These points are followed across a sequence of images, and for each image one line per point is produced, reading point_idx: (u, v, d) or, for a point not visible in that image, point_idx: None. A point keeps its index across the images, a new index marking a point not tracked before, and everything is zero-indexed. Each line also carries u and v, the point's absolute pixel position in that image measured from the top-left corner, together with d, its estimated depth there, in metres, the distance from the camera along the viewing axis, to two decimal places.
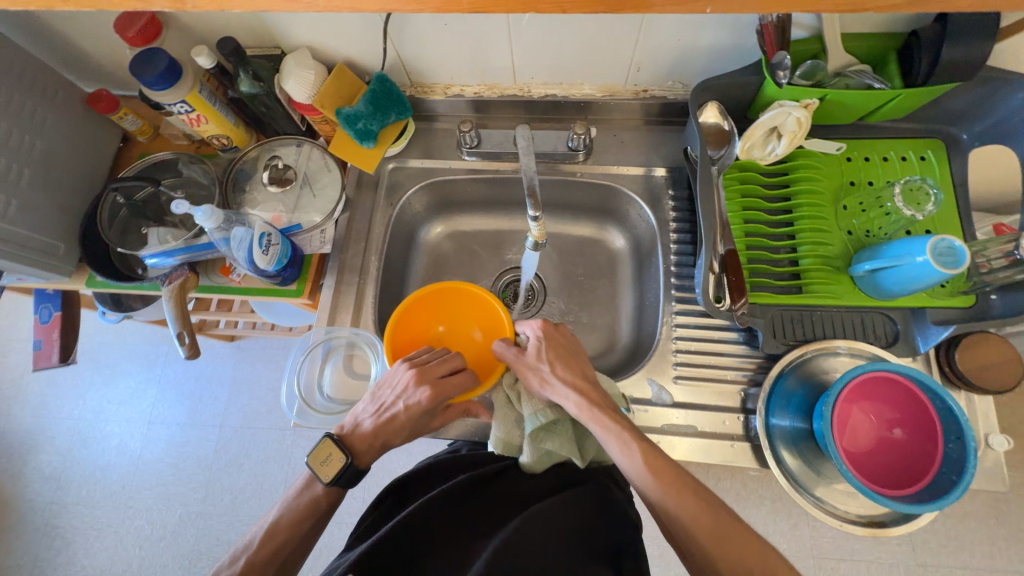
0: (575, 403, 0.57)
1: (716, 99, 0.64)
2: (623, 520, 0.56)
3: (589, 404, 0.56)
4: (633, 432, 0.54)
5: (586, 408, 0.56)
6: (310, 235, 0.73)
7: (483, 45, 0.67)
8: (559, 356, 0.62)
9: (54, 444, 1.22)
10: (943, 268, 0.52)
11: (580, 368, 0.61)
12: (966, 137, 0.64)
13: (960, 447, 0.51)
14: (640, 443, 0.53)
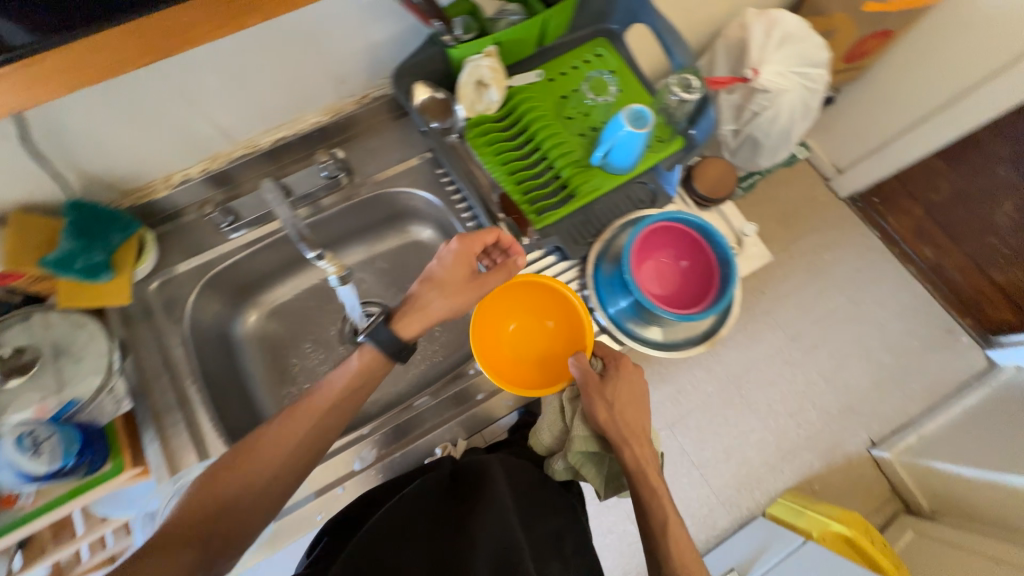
0: (627, 450, 0.63)
1: (420, 78, 0.68)
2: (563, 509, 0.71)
3: (632, 441, 0.64)
4: (652, 460, 0.66)
5: (631, 443, 0.64)
6: (97, 401, 0.61)
7: (169, 121, 0.63)
8: (625, 399, 0.66)
9: None
10: (640, 130, 0.64)
11: (627, 401, 0.66)
12: (617, 27, 0.78)
13: (718, 247, 0.67)
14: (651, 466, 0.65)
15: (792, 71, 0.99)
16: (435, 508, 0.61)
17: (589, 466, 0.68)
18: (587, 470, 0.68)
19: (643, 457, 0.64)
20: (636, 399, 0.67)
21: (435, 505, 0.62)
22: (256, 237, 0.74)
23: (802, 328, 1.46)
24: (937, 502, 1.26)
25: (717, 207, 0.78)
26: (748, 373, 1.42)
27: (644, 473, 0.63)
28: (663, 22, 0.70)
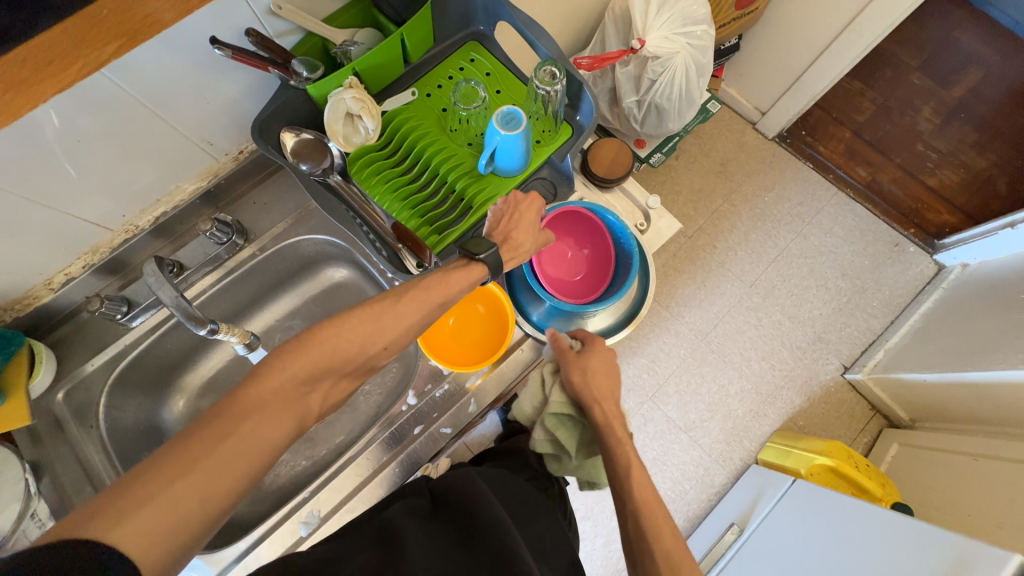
0: (597, 409, 0.60)
1: (284, 124, 0.66)
2: (543, 515, 0.62)
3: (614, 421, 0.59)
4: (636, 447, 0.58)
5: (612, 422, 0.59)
6: (19, 531, 0.58)
7: (28, 228, 0.59)
8: (597, 367, 0.63)
9: None
10: (514, 130, 0.63)
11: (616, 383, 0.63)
12: (485, 27, 0.76)
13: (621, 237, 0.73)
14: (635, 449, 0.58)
15: (677, 33, 0.98)
16: (433, 523, 0.54)
17: (564, 431, 0.64)
18: (563, 436, 0.64)
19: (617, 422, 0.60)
20: (607, 366, 0.64)
21: (431, 522, 0.54)
22: (159, 321, 0.72)
23: (757, 273, 1.47)
24: (913, 411, 1.29)
25: (619, 185, 0.77)
26: (715, 328, 1.43)
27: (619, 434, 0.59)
28: (521, 16, 0.69)
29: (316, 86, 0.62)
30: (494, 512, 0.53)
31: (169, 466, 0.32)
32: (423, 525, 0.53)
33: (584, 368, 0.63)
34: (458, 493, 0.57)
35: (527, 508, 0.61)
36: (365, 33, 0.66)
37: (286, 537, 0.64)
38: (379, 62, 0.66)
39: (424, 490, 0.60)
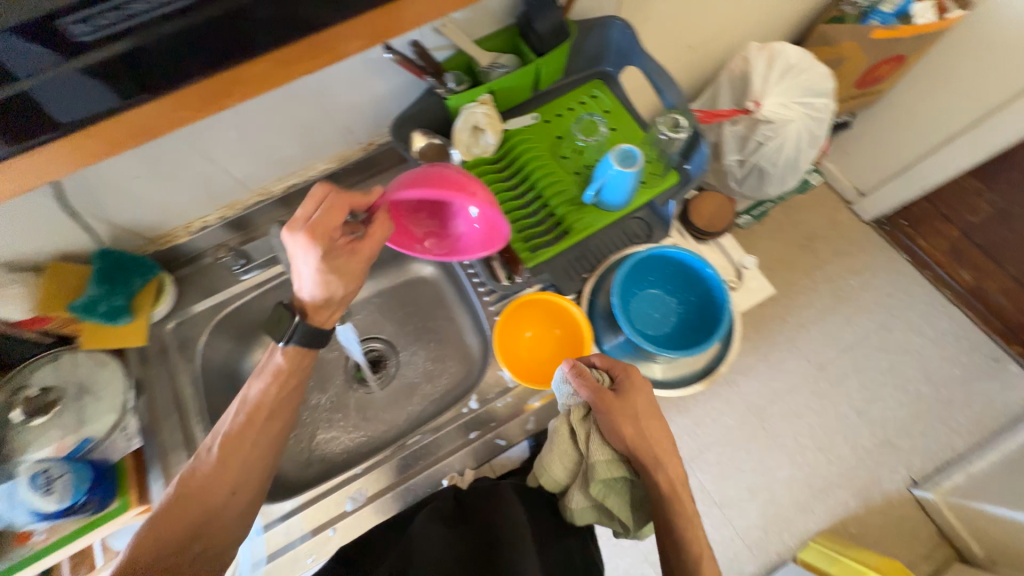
0: (657, 469, 0.57)
1: (418, 126, 0.71)
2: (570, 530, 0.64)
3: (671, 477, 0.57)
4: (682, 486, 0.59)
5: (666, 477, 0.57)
6: (110, 440, 0.64)
7: (192, 176, 0.68)
8: (643, 415, 0.59)
9: None
10: (629, 168, 0.64)
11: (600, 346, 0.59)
12: (613, 69, 0.80)
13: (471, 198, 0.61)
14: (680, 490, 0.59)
15: (796, 102, 0.99)
16: (459, 529, 0.57)
17: (614, 496, 0.58)
18: (612, 503, 0.58)
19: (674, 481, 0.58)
20: (651, 410, 0.60)
21: (457, 529, 0.56)
22: (265, 279, 0.79)
23: (828, 357, 1.38)
24: (991, 551, 1.13)
25: (715, 239, 0.76)
26: (771, 406, 1.34)
27: (679, 499, 0.57)
28: (653, 64, 0.71)
29: (454, 99, 0.68)
30: (515, 531, 0.55)
31: (228, 496, 0.55)
32: (448, 532, 0.56)
33: (635, 417, 0.58)
34: (479, 507, 0.59)
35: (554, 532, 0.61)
36: (506, 57, 0.71)
37: (330, 507, 0.66)
38: (514, 85, 0.71)
39: (453, 495, 0.63)
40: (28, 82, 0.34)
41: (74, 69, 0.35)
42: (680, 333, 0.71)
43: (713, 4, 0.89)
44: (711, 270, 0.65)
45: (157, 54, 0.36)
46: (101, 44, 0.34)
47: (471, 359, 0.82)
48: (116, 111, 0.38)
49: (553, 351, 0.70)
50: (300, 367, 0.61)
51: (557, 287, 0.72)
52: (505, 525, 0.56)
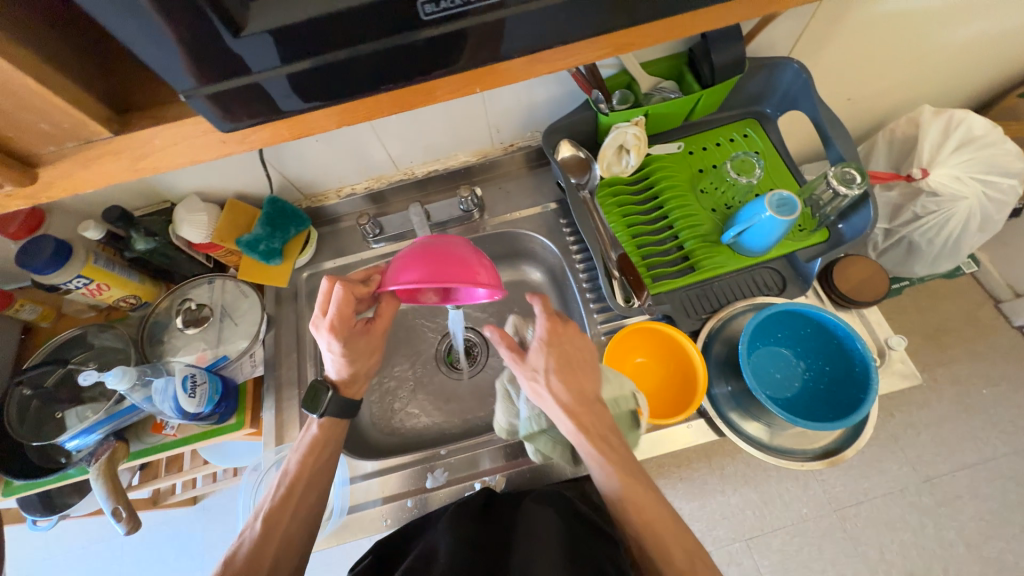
0: (569, 416, 0.54)
1: (566, 136, 0.73)
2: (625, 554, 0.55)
3: (579, 431, 0.53)
4: (619, 457, 0.53)
5: (575, 434, 0.54)
6: (239, 362, 0.72)
7: (358, 148, 0.74)
8: (560, 364, 0.57)
9: None
10: (782, 217, 0.61)
11: (582, 380, 0.56)
12: (771, 110, 0.77)
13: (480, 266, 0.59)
14: (621, 470, 0.51)
15: (973, 178, 0.88)
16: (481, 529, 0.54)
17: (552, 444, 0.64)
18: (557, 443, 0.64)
19: (587, 427, 0.54)
20: (579, 358, 0.58)
21: (478, 527, 0.54)
22: (391, 251, 0.84)
23: (940, 469, 1.12)
24: None
25: (858, 308, 0.70)
26: (857, 505, 1.10)
27: (596, 443, 0.53)
28: (828, 111, 0.67)
29: (610, 116, 0.68)
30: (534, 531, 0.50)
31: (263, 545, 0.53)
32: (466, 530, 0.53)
33: (539, 371, 0.56)
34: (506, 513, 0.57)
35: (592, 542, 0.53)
36: (668, 84, 0.71)
37: (406, 481, 0.68)
38: (669, 112, 0.70)
39: (481, 501, 0.60)
40: (262, 75, 0.31)
41: (289, 75, 0.31)
42: (804, 402, 0.65)
43: (898, 59, 0.82)
44: (864, 347, 0.58)
45: (376, 65, 0.33)
46: (328, 51, 0.31)
47: None
48: (311, 108, 0.35)
49: (659, 384, 0.67)
50: (332, 438, 0.61)
51: (671, 320, 0.70)
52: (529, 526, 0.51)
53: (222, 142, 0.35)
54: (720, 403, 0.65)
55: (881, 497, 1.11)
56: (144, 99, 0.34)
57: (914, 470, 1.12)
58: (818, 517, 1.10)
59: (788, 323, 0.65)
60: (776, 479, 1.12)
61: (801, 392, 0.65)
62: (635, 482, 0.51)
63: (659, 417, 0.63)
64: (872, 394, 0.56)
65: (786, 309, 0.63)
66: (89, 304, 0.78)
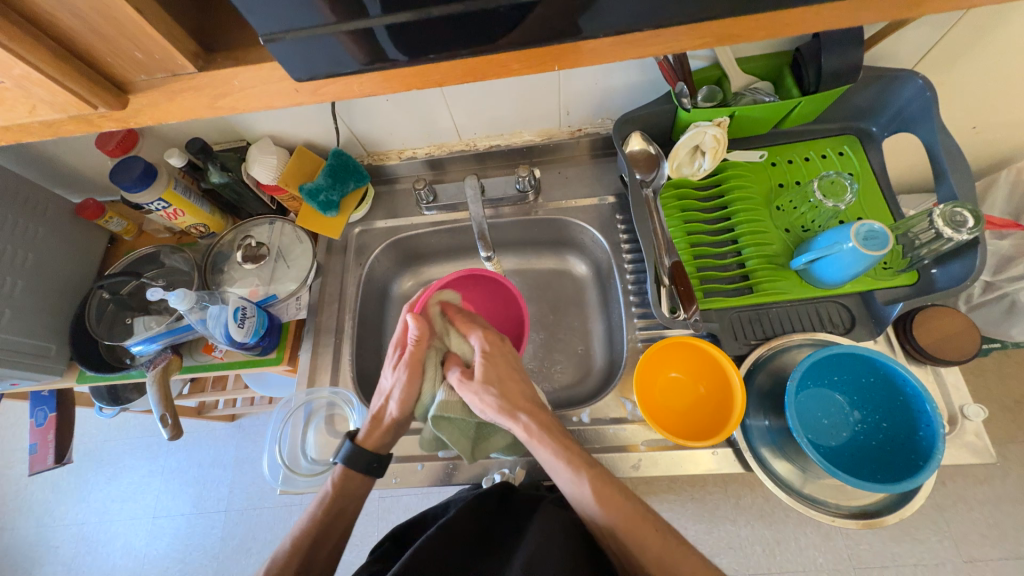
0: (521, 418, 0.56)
1: (639, 128, 0.69)
2: None
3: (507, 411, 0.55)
4: (582, 458, 0.54)
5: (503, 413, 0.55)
6: (286, 302, 0.77)
7: (424, 113, 0.74)
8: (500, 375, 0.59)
9: (92, 558, 1.32)
10: (868, 251, 0.55)
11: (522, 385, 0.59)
12: (877, 129, 0.68)
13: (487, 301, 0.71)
14: (589, 470, 0.53)
15: None
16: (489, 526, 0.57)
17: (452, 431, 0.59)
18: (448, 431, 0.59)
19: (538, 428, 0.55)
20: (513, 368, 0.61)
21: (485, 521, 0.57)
22: (441, 220, 0.84)
23: (988, 556, 1.01)
24: None
25: (935, 366, 0.63)
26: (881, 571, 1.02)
27: (550, 444, 0.54)
28: (949, 139, 0.58)
29: (690, 113, 0.64)
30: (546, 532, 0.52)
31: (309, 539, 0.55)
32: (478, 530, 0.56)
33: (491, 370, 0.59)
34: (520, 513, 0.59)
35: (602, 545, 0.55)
36: (763, 85, 0.64)
37: (422, 446, 0.69)
38: (758, 117, 0.64)
39: (500, 492, 0.62)
40: (341, 25, 0.30)
41: (370, 29, 0.31)
42: (850, 455, 0.59)
43: None
44: (934, 411, 0.52)
45: (443, 32, 0.31)
46: (400, 9, 0.30)
47: (589, 371, 0.79)
48: (387, 67, 0.34)
49: (693, 403, 0.64)
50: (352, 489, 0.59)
51: (716, 339, 0.66)
52: (541, 524, 0.53)
53: (296, 91, 0.36)
54: (754, 437, 0.61)
55: (912, 569, 1.01)
56: (232, 40, 0.35)
57: (956, 549, 1.01)
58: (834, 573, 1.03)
59: (849, 368, 0.59)
60: (796, 522, 1.05)
61: (847, 444, 0.60)
62: (606, 485, 0.52)
63: (684, 437, 0.60)
64: (934, 463, 0.50)
65: (851, 352, 0.57)
66: (166, 226, 0.85)
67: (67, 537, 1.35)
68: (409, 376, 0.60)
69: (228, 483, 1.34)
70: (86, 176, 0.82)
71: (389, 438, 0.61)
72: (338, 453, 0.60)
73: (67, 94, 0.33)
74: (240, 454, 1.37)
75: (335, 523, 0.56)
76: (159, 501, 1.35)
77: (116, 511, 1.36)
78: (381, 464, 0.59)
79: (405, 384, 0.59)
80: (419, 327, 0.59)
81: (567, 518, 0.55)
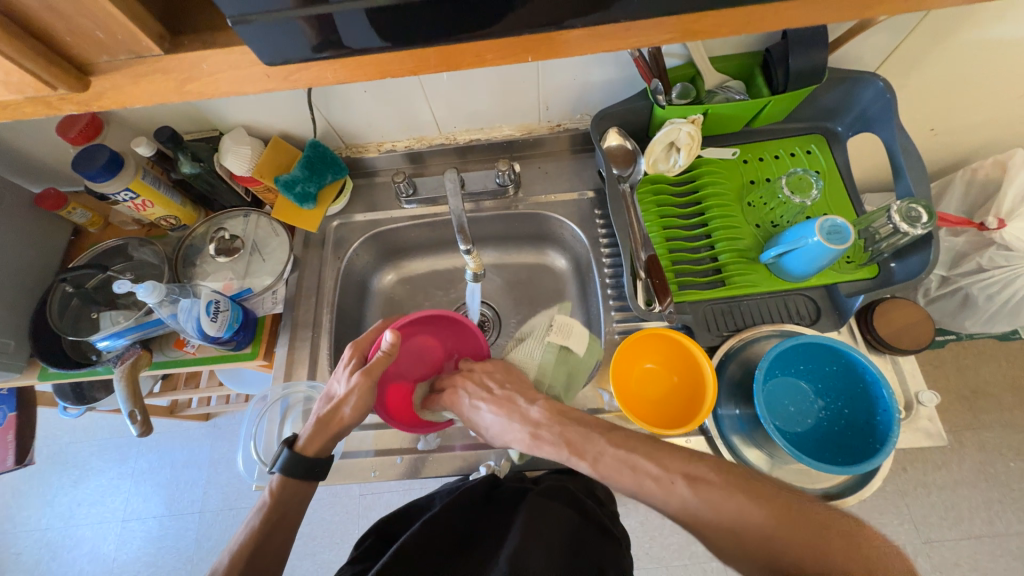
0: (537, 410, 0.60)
1: (617, 124, 0.70)
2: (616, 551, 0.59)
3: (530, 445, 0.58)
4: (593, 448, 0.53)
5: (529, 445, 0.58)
6: (262, 296, 0.75)
7: (403, 106, 0.73)
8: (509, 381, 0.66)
9: (57, 564, 1.27)
10: (831, 245, 0.57)
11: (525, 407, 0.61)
12: (842, 129, 0.71)
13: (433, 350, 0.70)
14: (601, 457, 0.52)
15: None
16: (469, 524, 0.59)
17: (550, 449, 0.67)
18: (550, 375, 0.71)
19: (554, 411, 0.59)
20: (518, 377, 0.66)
21: (463, 517, 0.59)
22: (421, 214, 0.84)
23: (943, 536, 1.07)
24: None
25: (892, 354, 0.66)
26: None
27: (570, 428, 0.56)
28: (906, 138, 0.61)
29: (665, 109, 0.65)
30: (533, 527, 0.54)
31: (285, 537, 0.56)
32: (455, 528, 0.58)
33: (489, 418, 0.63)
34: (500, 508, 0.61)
35: (589, 537, 0.56)
36: (735, 84, 0.66)
37: (400, 438, 0.69)
38: (730, 115, 0.66)
39: (483, 489, 0.63)
40: (308, 9, 0.30)
41: (341, 13, 0.31)
42: (813, 440, 0.62)
43: (1000, 92, 0.74)
44: (890, 397, 0.55)
45: (416, 19, 0.31)
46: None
47: None
48: (362, 52, 0.34)
49: (667, 393, 0.65)
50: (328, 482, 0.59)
51: (690, 331, 0.68)
52: (529, 518, 0.55)
53: (267, 77, 0.35)
54: (724, 425, 0.63)
55: None
56: (200, 23, 0.35)
57: (915, 531, 1.07)
58: None
59: (814, 357, 0.62)
60: None
61: (812, 430, 0.63)
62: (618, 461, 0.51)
63: (658, 426, 0.61)
64: (889, 446, 0.53)
65: (816, 342, 0.59)
66: (134, 218, 0.82)
67: (29, 543, 1.29)
68: (366, 383, 0.60)
69: (202, 484, 1.31)
70: (47, 165, 0.79)
71: (328, 442, 0.60)
72: (276, 462, 0.59)
73: (23, 74, 0.32)
74: (216, 454, 1.34)
75: (276, 529, 0.55)
76: (129, 504, 1.31)
77: (82, 516, 1.31)
78: (322, 467, 0.59)
79: (362, 391, 0.60)
80: (392, 340, 0.61)
81: (557, 511, 0.57)
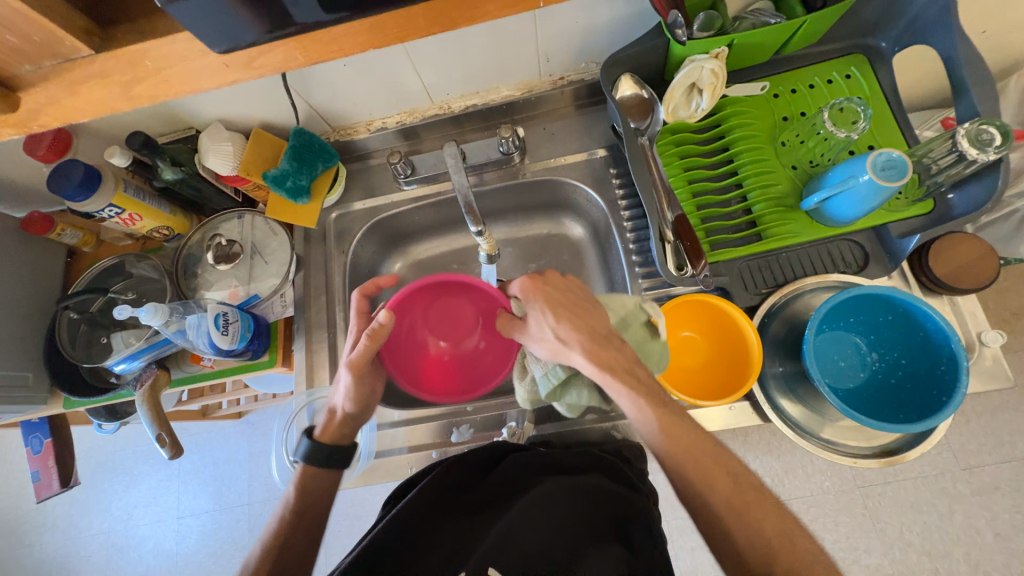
0: (583, 349, 0.49)
1: (628, 69, 0.62)
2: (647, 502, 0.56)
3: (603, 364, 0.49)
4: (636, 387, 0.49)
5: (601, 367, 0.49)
6: (270, 301, 0.72)
7: (389, 77, 0.66)
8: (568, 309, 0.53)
9: (125, 561, 1.35)
10: (886, 183, 0.51)
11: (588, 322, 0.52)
12: (886, 45, 0.62)
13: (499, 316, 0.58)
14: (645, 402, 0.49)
15: None
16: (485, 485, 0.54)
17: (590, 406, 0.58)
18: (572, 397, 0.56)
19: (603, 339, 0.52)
20: (575, 299, 0.53)
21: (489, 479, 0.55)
22: (423, 195, 0.78)
23: (985, 462, 1.05)
24: None
25: (951, 295, 0.61)
26: (887, 485, 1.06)
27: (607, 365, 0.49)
28: (971, 47, 0.52)
29: (685, 46, 0.57)
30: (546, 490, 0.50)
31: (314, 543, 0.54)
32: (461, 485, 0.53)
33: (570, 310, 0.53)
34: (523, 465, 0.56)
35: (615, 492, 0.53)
36: (764, 7, 0.58)
37: (433, 433, 0.67)
38: (760, 43, 0.58)
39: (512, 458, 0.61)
40: None
41: None
42: (867, 395, 0.59)
43: None
44: (957, 345, 0.50)
45: None
46: None
47: None
48: (341, 19, 0.30)
49: (706, 360, 0.63)
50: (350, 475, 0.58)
51: (726, 293, 0.63)
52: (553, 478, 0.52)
53: (225, 67, 0.31)
54: (771, 388, 0.60)
55: (919, 479, 1.05)
56: (132, 9, 0.31)
57: (958, 459, 1.05)
58: (845, 495, 1.06)
59: (866, 308, 0.57)
60: (804, 451, 1.07)
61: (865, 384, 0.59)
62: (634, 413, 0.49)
63: (703, 397, 0.58)
64: (959, 398, 0.49)
65: (871, 293, 0.54)
66: (125, 233, 0.78)
67: (95, 545, 1.37)
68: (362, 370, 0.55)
69: (246, 478, 1.34)
70: (26, 186, 0.74)
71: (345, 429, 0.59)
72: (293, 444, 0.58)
73: None
74: (252, 448, 1.37)
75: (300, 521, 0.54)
76: (181, 501, 1.36)
77: (140, 517, 1.37)
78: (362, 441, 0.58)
79: (354, 383, 0.55)
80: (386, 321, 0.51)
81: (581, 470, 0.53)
